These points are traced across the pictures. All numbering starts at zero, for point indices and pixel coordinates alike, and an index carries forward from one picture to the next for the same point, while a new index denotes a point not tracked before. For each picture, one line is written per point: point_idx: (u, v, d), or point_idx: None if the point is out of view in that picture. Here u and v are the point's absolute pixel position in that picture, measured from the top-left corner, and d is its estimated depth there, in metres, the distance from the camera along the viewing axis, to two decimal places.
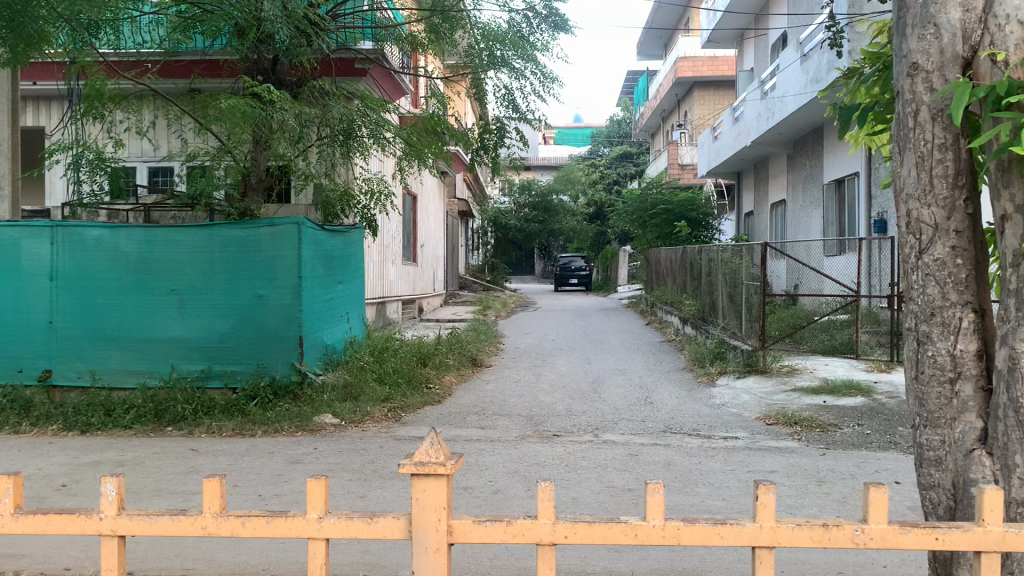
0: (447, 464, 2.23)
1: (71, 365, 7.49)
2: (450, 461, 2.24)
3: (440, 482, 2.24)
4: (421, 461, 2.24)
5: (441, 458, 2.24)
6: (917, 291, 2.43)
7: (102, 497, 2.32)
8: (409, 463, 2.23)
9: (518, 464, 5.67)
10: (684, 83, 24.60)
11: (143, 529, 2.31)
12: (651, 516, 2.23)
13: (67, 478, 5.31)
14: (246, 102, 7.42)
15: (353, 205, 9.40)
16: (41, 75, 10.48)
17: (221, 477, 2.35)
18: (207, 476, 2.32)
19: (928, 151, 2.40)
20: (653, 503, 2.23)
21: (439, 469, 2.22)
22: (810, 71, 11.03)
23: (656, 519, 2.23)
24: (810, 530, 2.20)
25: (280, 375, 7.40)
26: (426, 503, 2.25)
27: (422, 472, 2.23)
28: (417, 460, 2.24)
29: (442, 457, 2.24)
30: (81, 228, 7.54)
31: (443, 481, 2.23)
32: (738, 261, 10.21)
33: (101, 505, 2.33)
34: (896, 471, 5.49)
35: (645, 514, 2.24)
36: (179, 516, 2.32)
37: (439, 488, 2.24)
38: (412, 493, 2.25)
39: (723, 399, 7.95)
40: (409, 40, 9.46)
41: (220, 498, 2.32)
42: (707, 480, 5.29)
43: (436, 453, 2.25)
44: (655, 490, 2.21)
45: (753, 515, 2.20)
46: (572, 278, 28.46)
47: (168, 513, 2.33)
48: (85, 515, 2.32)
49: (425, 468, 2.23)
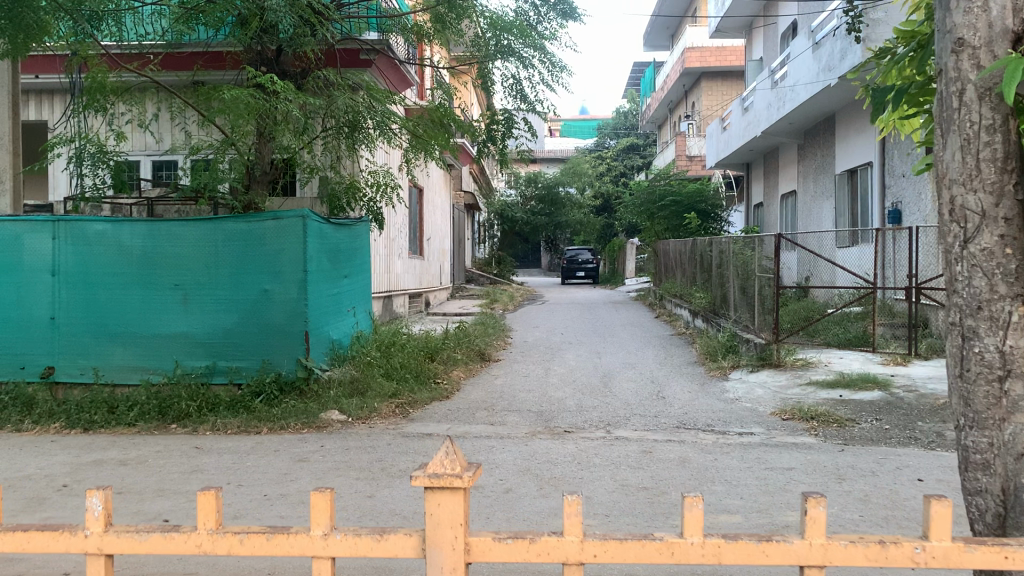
0: (464, 477, 2.09)
1: (74, 362, 7.38)
2: (466, 473, 2.11)
3: (456, 495, 2.10)
4: (436, 473, 2.10)
5: (457, 469, 2.10)
6: (962, 283, 2.27)
7: (87, 513, 2.18)
8: (422, 475, 2.10)
9: (529, 462, 5.54)
10: (691, 73, 24.35)
11: (133, 547, 2.18)
12: (689, 532, 2.10)
13: (69, 477, 5.20)
14: (250, 92, 7.29)
15: (360, 198, 9.22)
16: (42, 68, 10.36)
17: (217, 490, 2.21)
18: (201, 490, 2.18)
19: (974, 133, 2.25)
20: (691, 518, 2.10)
21: (455, 482, 2.09)
22: (822, 59, 10.83)
23: (694, 536, 2.10)
24: (865, 547, 2.07)
25: (286, 371, 7.26)
26: (441, 519, 2.11)
27: (436, 485, 2.09)
28: (431, 472, 2.11)
29: (458, 468, 2.10)
30: (83, 222, 7.41)
31: (459, 494, 2.10)
32: (749, 252, 10.04)
33: (87, 521, 2.19)
34: (919, 468, 5.34)
35: (683, 531, 2.11)
36: (172, 533, 2.18)
37: (456, 502, 2.10)
38: (426, 508, 2.11)
39: (737, 393, 7.80)
40: (413, 30, 9.26)
41: (215, 513, 2.18)
42: (723, 478, 5.15)
43: (451, 464, 2.11)
44: (694, 504, 2.08)
45: (803, 531, 2.06)
46: (579, 270, 28.28)
47: (160, 530, 2.20)
48: (71, 532, 2.19)
49: (440, 480, 2.09)
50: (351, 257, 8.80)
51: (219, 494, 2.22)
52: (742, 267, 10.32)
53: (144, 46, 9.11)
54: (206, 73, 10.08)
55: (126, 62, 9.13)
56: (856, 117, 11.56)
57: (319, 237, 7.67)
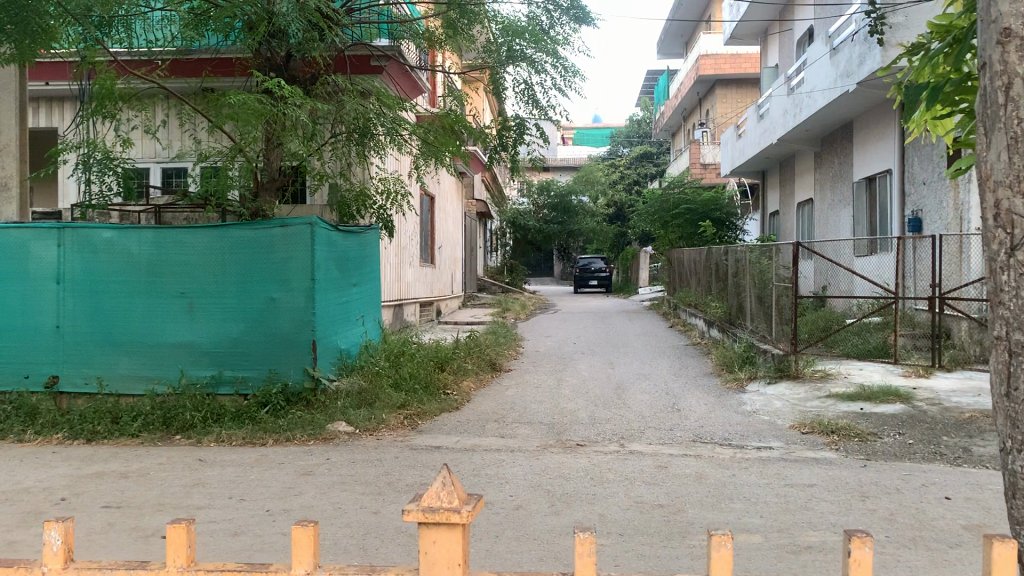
0: (462, 511, 1.94)
1: (79, 371, 7.27)
2: (465, 506, 1.96)
3: (454, 531, 1.96)
4: (431, 506, 1.96)
5: (455, 503, 1.96)
6: (1009, 294, 2.10)
7: (46, 547, 2.06)
8: (416, 509, 1.95)
9: (540, 477, 5.36)
10: (705, 80, 24.17)
11: None
12: (717, 573, 1.96)
13: (67, 491, 5.06)
14: (257, 98, 7.16)
15: (370, 205, 9.09)
16: (51, 75, 10.30)
17: (189, 522, 2.08)
18: (171, 523, 2.05)
19: (1022, 131, 2.07)
20: (719, 559, 1.96)
21: (453, 517, 1.94)
22: (840, 64, 10.64)
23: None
24: None
25: (293, 381, 7.13)
26: (438, 557, 1.97)
27: (432, 520, 1.95)
28: (426, 506, 1.96)
29: (456, 502, 1.96)
30: (90, 230, 7.31)
31: (457, 531, 1.95)
32: (766, 261, 9.83)
33: (45, 557, 2.08)
34: (945, 485, 5.13)
35: (710, 571, 1.97)
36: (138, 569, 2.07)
37: (453, 539, 1.96)
38: (421, 546, 1.97)
39: (754, 405, 7.60)
40: (424, 36, 8.92)
41: (187, 548, 2.06)
42: (741, 495, 4.96)
43: (448, 497, 1.97)
44: (723, 543, 1.95)
45: (846, 572, 1.92)
46: (592, 279, 28.12)
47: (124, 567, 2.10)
48: (27, 568, 2.08)
49: (436, 514, 1.95)
50: (360, 265, 8.66)
51: (192, 528, 2.09)
52: (759, 277, 10.11)
53: (154, 53, 9.02)
54: (215, 80, 10.03)
55: (136, 68, 9.06)
56: (875, 123, 11.37)
57: (327, 244, 7.54)
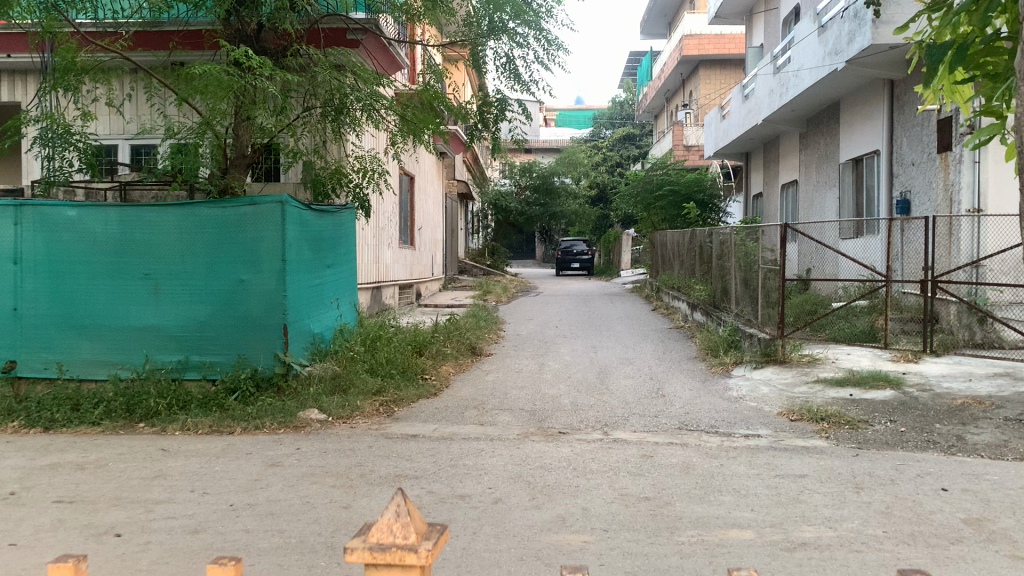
0: (419, 552, 1.74)
1: (38, 355, 6.95)
2: (423, 545, 1.77)
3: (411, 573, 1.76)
4: (381, 545, 1.78)
5: (411, 541, 1.77)
6: None
7: None
8: (362, 548, 1.77)
9: (520, 467, 5.12)
10: (690, 61, 23.95)
11: None
12: None
13: (18, 484, 4.77)
14: (223, 69, 6.83)
15: (346, 183, 8.69)
16: (13, 47, 9.86)
17: (79, 558, 1.90)
18: (55, 562, 1.87)
19: None
20: None
21: (408, 558, 1.75)
22: (828, 43, 10.39)
23: None
24: None
25: (263, 367, 6.84)
26: None
27: (380, 560, 1.77)
28: (375, 543, 1.78)
29: (412, 538, 1.78)
30: (50, 207, 6.94)
31: (415, 573, 1.75)
32: (751, 244, 9.64)
33: None
34: (942, 475, 4.94)
35: None
36: None
37: None
38: None
39: (740, 391, 7.41)
40: (403, 8, 8.27)
41: None
42: (731, 487, 4.74)
43: (402, 531, 1.79)
44: None
45: None
46: (574, 262, 27.87)
47: None
48: None
49: (387, 554, 1.76)
50: (335, 245, 8.34)
51: (80, 567, 1.91)
52: (745, 259, 9.89)
53: (120, 24, 8.60)
54: (183, 53, 9.61)
55: (100, 40, 8.61)
56: (864, 103, 11.12)
57: (300, 224, 7.23)
